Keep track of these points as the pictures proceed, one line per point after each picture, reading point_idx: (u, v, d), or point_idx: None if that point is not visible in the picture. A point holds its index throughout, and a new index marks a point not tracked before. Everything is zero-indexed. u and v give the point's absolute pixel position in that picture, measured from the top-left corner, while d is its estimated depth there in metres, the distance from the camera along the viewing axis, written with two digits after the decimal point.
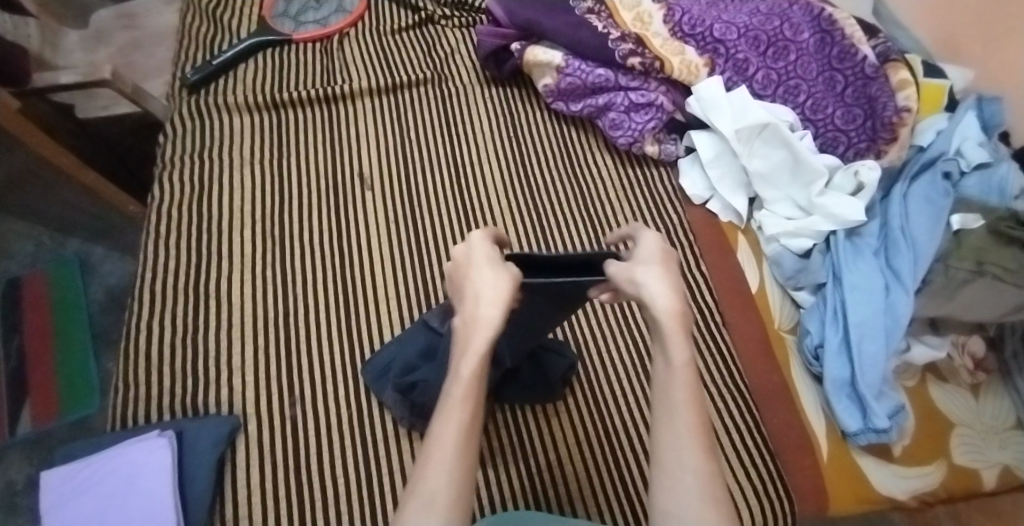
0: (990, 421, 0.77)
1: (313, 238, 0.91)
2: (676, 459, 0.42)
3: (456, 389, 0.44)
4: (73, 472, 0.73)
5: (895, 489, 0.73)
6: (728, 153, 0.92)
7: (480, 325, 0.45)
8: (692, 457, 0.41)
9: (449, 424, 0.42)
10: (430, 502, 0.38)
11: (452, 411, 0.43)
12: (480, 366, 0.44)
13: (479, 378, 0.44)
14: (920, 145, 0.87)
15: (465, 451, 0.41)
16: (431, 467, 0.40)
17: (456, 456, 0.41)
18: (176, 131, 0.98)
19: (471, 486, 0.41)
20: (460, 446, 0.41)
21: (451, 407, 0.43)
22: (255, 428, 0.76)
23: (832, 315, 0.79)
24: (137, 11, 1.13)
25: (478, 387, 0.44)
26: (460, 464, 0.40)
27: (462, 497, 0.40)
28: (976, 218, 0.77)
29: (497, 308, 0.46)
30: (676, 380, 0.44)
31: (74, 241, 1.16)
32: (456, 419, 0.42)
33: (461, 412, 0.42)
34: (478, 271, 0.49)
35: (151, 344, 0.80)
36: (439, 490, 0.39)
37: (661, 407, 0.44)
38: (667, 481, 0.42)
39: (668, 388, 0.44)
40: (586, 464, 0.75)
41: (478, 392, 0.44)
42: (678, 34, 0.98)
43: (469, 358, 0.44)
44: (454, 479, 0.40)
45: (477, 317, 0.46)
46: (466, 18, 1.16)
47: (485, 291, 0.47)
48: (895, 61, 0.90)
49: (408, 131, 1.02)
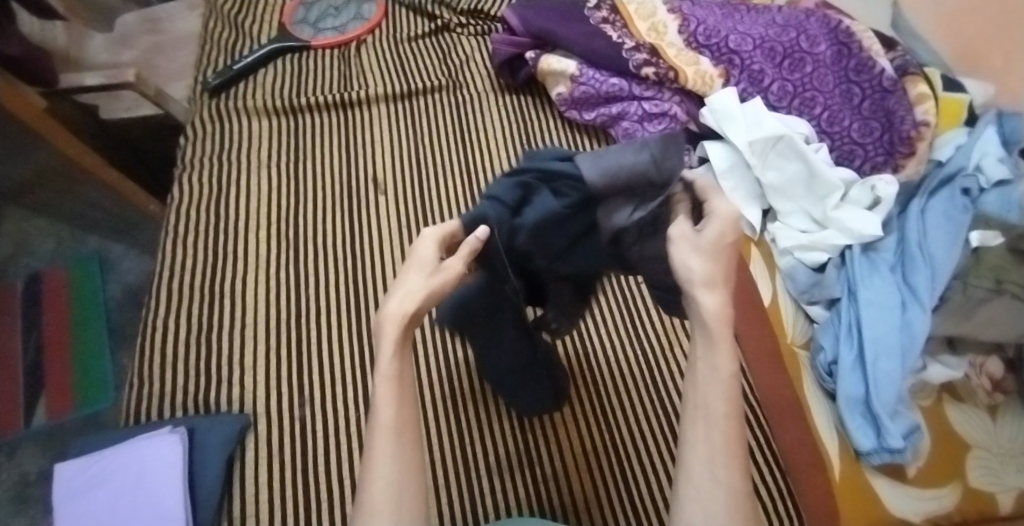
0: (1008, 443, 0.75)
1: (325, 240, 0.92)
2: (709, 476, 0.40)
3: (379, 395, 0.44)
4: (86, 464, 0.75)
5: (909, 511, 0.71)
6: (741, 164, 0.90)
7: (386, 324, 0.45)
8: (723, 469, 0.40)
9: (381, 425, 0.43)
10: (372, 501, 0.41)
11: (379, 413, 0.44)
12: (399, 368, 0.45)
13: (399, 377, 0.45)
14: (939, 160, 0.84)
15: (401, 445, 0.43)
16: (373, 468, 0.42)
17: (393, 457, 0.42)
18: (196, 133, 1.00)
19: (414, 475, 0.42)
20: (394, 441, 0.42)
21: (378, 409, 0.43)
22: (263, 427, 0.77)
23: (846, 331, 0.78)
24: (161, 16, 1.16)
25: (406, 383, 0.45)
26: (398, 461, 0.42)
27: (407, 492, 0.41)
28: (995, 235, 0.75)
29: (411, 302, 0.46)
30: (716, 389, 0.42)
31: (93, 239, 1.18)
32: (385, 419, 0.43)
33: (387, 414, 0.43)
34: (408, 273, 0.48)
35: (163, 343, 0.82)
36: (380, 489, 0.41)
37: (699, 413, 0.42)
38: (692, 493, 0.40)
39: (707, 393, 0.42)
40: (591, 475, 0.74)
41: (402, 387, 0.44)
42: (693, 45, 0.97)
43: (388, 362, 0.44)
44: (391, 478, 0.41)
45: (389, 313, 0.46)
46: (482, 26, 1.15)
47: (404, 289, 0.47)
48: (913, 74, 0.88)
49: (422, 136, 1.03)
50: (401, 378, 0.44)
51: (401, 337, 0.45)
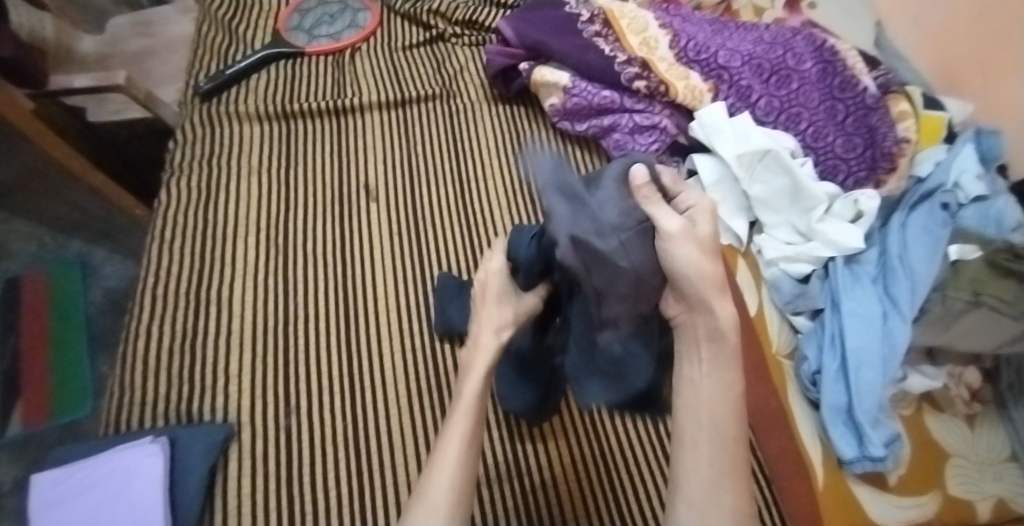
0: (984, 452, 0.77)
1: (316, 248, 0.92)
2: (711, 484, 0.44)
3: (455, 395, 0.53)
4: (62, 475, 0.73)
5: (889, 518, 0.72)
6: (728, 178, 0.93)
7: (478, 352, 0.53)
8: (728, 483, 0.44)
9: (453, 439, 0.50)
10: (433, 505, 0.47)
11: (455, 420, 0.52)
12: (482, 386, 0.52)
13: (479, 397, 0.52)
14: (919, 176, 0.87)
15: (464, 453, 0.50)
16: (437, 469, 0.49)
17: (459, 463, 0.49)
18: (186, 137, 0.99)
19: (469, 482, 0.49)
20: (462, 449, 0.50)
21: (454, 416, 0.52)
22: (248, 437, 0.76)
23: (830, 341, 0.80)
24: (153, 19, 1.16)
25: (478, 404, 0.52)
26: (459, 469, 0.49)
27: (460, 495, 0.48)
28: (973, 249, 0.78)
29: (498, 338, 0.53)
30: (723, 405, 0.45)
31: (76, 243, 1.16)
32: (458, 434, 0.50)
33: (461, 424, 0.51)
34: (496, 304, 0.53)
35: (148, 350, 0.80)
36: (440, 495, 0.47)
37: (706, 426, 0.45)
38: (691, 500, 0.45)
39: (714, 411, 0.45)
40: (580, 485, 0.75)
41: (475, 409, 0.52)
42: (684, 59, 0.99)
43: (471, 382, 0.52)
44: (451, 486, 0.48)
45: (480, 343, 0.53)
46: (476, 36, 1.17)
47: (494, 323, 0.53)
48: (895, 92, 0.92)
49: (415, 145, 1.04)
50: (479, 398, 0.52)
51: (485, 364, 0.53)
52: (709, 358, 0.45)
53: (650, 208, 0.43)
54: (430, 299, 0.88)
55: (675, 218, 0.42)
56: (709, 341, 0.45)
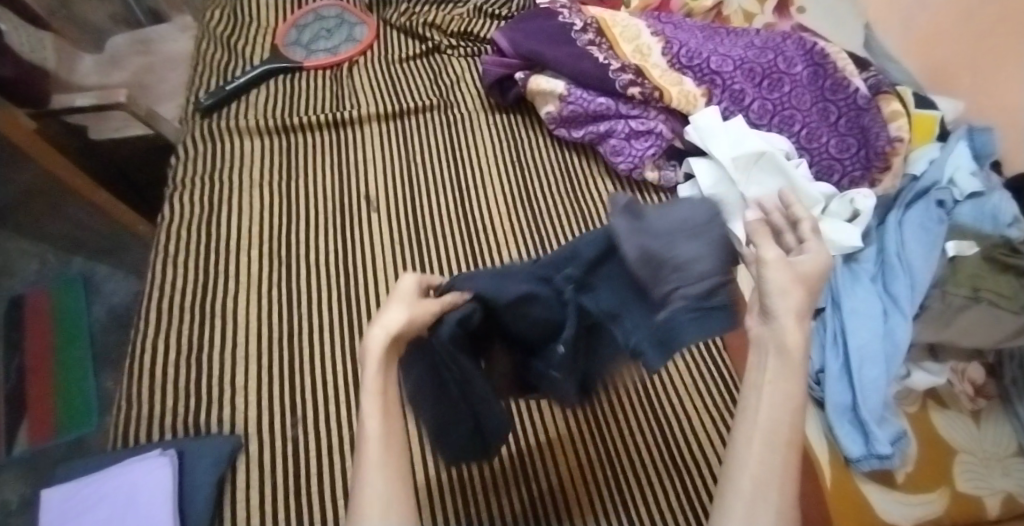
0: (991, 448, 0.77)
1: (318, 259, 0.92)
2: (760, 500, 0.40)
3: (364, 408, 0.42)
4: (72, 490, 0.73)
5: (901, 517, 0.72)
6: (725, 181, 0.91)
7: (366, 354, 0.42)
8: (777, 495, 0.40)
9: (370, 440, 0.41)
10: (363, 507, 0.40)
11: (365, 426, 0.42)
12: (385, 383, 0.42)
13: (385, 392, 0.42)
14: (914, 174, 0.88)
15: (388, 454, 0.41)
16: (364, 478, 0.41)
17: (378, 469, 0.41)
18: (187, 153, 1.00)
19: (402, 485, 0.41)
20: (383, 454, 0.41)
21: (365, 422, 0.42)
22: (254, 448, 0.75)
23: (832, 340, 0.80)
24: (153, 38, 1.17)
25: (388, 398, 0.42)
26: (384, 472, 0.41)
27: (399, 498, 0.40)
28: (970, 244, 0.79)
29: (385, 333, 0.42)
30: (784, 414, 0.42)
31: (79, 259, 1.16)
32: (373, 434, 0.41)
33: (372, 430, 0.42)
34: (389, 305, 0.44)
35: (153, 364, 0.80)
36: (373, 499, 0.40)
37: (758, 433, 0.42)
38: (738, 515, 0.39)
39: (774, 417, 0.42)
40: (590, 490, 0.72)
41: (387, 404, 0.42)
42: (676, 65, 1.01)
43: (371, 379, 0.42)
44: (381, 493, 0.40)
45: (366, 340, 0.42)
46: (472, 48, 1.18)
47: (382, 322, 0.43)
48: (886, 93, 0.93)
49: (414, 155, 1.05)
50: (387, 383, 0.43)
51: (384, 364, 0.42)
52: (775, 369, 0.43)
53: (757, 238, 0.46)
54: None
55: (774, 249, 0.45)
56: (775, 351, 0.43)
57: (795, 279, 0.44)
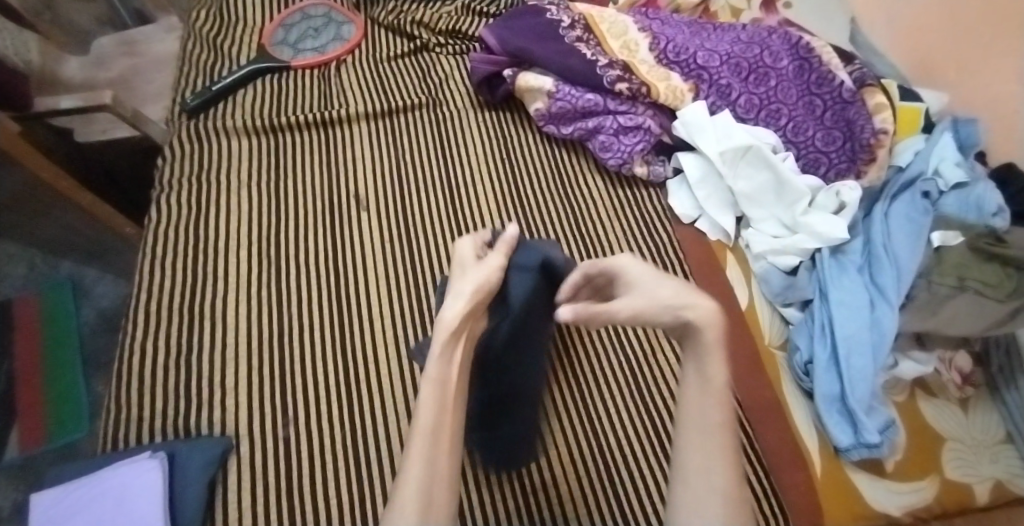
0: (979, 435, 0.78)
1: (308, 259, 0.92)
2: (706, 474, 0.47)
3: (422, 396, 0.49)
4: (62, 493, 0.72)
5: (889, 504, 0.73)
6: (713, 175, 0.94)
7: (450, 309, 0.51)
8: (717, 472, 0.47)
9: (421, 433, 0.47)
10: (402, 502, 0.44)
11: (420, 415, 0.48)
12: (442, 373, 0.49)
13: (442, 382, 0.49)
14: (899, 166, 0.90)
15: (436, 448, 0.47)
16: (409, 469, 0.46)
17: (425, 462, 0.46)
18: (175, 154, 1.00)
19: (442, 480, 0.47)
20: (431, 448, 0.47)
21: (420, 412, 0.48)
22: (246, 449, 0.75)
23: (820, 331, 0.81)
24: (138, 38, 1.16)
25: (442, 390, 0.49)
26: (429, 466, 0.46)
27: (437, 491, 0.46)
28: (955, 235, 0.80)
29: (455, 311, 0.51)
30: (710, 398, 0.49)
31: (67, 263, 1.16)
32: (425, 426, 0.47)
33: (425, 419, 0.48)
34: (461, 271, 0.56)
35: (143, 366, 0.80)
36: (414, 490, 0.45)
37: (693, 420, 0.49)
38: (689, 493, 0.48)
39: (703, 405, 0.49)
40: (582, 484, 0.74)
41: (446, 397, 0.49)
42: (664, 61, 1.01)
43: (434, 365, 0.49)
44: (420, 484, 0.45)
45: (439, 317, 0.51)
46: (460, 46, 1.18)
47: (453, 293, 0.53)
48: (871, 86, 0.92)
49: (403, 153, 1.05)
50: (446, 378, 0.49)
51: (450, 339, 0.50)
52: (695, 359, 0.51)
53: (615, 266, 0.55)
54: (425, 305, 0.88)
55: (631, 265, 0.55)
56: (692, 345, 0.51)
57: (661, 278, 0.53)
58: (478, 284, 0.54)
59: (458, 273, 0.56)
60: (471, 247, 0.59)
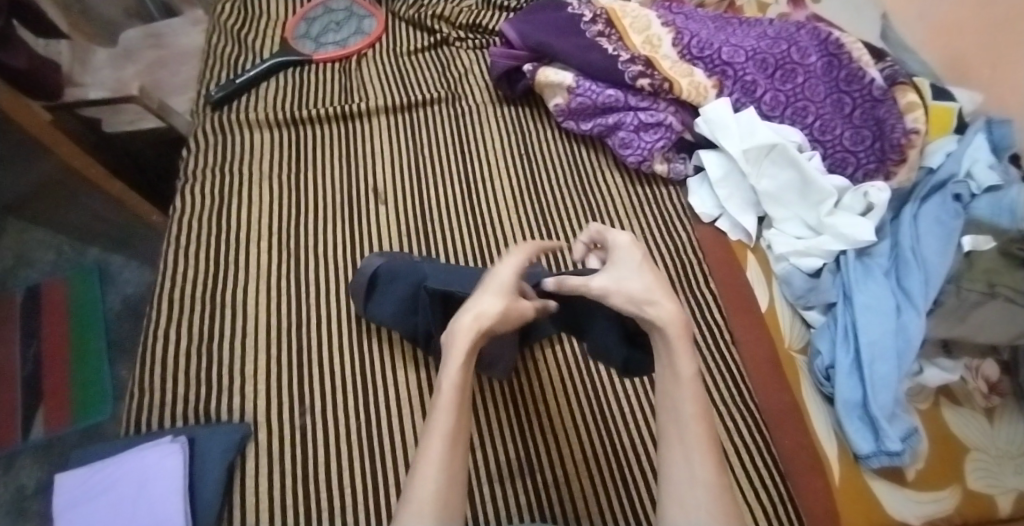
0: (1005, 445, 0.75)
1: (326, 251, 0.93)
2: (686, 476, 0.45)
3: (443, 403, 0.49)
4: (86, 475, 0.74)
5: (910, 514, 0.71)
6: (735, 173, 0.93)
7: (459, 336, 0.51)
8: (700, 466, 0.45)
9: (437, 436, 0.47)
10: (417, 507, 0.44)
11: (438, 421, 0.48)
12: (462, 381, 0.50)
13: (460, 390, 0.49)
14: (931, 167, 0.87)
15: (452, 454, 0.47)
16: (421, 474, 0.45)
17: (443, 467, 0.46)
18: (199, 145, 1.01)
19: (457, 485, 0.46)
20: (448, 451, 0.47)
21: (438, 417, 0.48)
22: (264, 436, 0.77)
23: (843, 335, 0.79)
24: (164, 31, 1.18)
25: (461, 399, 0.49)
26: (447, 471, 0.46)
27: (450, 500, 0.45)
28: (987, 240, 0.77)
29: (471, 318, 0.52)
30: (682, 390, 0.48)
31: (94, 250, 1.19)
32: (441, 431, 0.47)
33: (442, 424, 0.48)
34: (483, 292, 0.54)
35: (163, 353, 0.82)
36: (428, 493, 0.44)
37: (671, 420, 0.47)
38: (675, 497, 0.45)
39: (676, 399, 0.48)
40: (592, 481, 0.74)
41: (455, 400, 0.49)
42: (687, 56, 1.00)
43: (452, 373, 0.50)
44: (439, 486, 0.45)
45: (456, 328, 0.52)
46: (481, 40, 1.18)
47: (478, 311, 0.53)
48: (902, 84, 0.90)
49: (422, 147, 1.05)
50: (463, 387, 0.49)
51: (468, 352, 0.51)
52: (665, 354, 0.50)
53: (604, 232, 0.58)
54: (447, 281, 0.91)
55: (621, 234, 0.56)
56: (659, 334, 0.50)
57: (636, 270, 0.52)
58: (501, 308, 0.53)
59: (482, 294, 0.54)
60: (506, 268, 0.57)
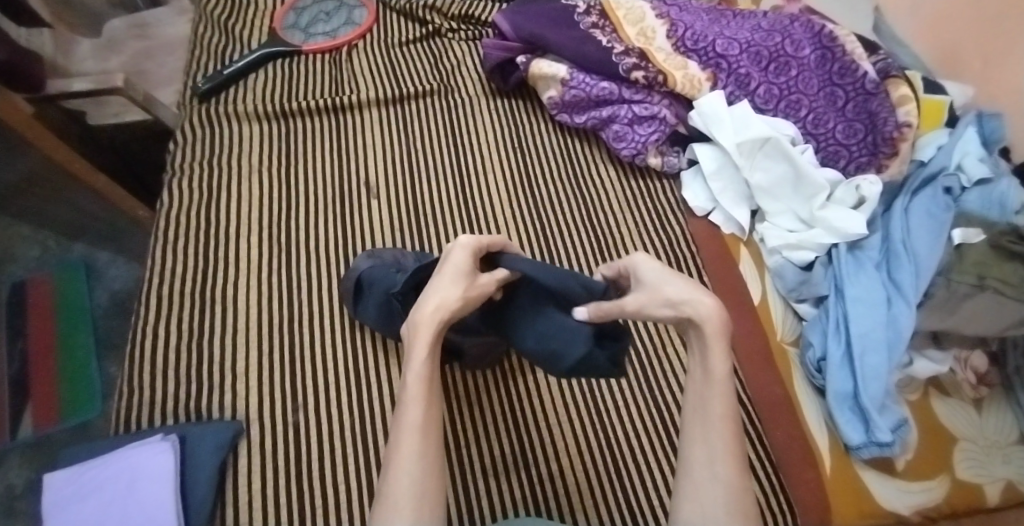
0: (993, 435, 0.77)
1: (318, 246, 0.92)
2: (710, 474, 0.47)
3: (409, 395, 0.51)
4: (75, 474, 0.73)
5: (899, 503, 0.72)
6: (729, 166, 0.93)
7: (422, 327, 0.52)
8: (722, 467, 0.47)
9: (406, 427, 0.49)
10: (395, 502, 0.46)
11: (408, 414, 0.50)
12: (428, 371, 0.52)
13: (428, 380, 0.51)
14: (921, 160, 0.87)
15: (425, 446, 0.48)
16: (395, 470, 0.47)
17: (416, 458, 0.48)
18: (186, 138, 0.99)
19: (434, 476, 0.48)
20: (421, 444, 0.48)
21: (407, 411, 0.50)
22: (258, 433, 0.76)
23: (835, 327, 0.79)
24: (149, 21, 1.16)
25: (429, 388, 0.51)
26: (422, 462, 0.48)
27: (428, 490, 0.47)
28: (977, 232, 0.78)
29: (432, 308, 0.53)
30: (713, 390, 0.49)
31: (79, 246, 1.17)
32: (412, 422, 0.49)
33: (414, 417, 0.50)
34: (439, 278, 0.55)
35: (154, 350, 0.80)
36: (403, 487, 0.46)
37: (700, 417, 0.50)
38: (696, 491, 0.47)
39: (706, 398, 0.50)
40: (588, 474, 0.75)
41: (422, 392, 0.51)
42: (681, 49, 0.99)
43: (417, 365, 0.51)
44: (414, 479, 0.47)
45: (417, 320, 0.53)
46: (473, 31, 1.17)
47: (434, 298, 0.53)
48: (895, 77, 0.91)
49: (414, 140, 1.04)
50: (429, 378, 0.51)
51: (432, 341, 0.52)
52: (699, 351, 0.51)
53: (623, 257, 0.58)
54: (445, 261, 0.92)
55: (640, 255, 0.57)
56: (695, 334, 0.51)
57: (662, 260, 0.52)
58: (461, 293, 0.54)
59: (436, 282, 0.55)
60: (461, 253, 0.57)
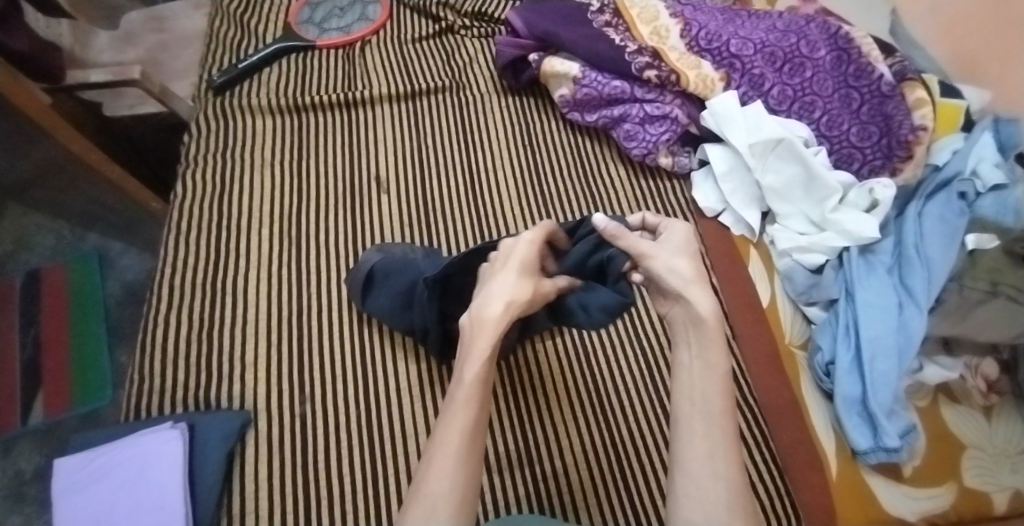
0: (1003, 444, 0.75)
1: (328, 240, 0.93)
2: (709, 470, 0.41)
3: (457, 395, 0.47)
4: (85, 460, 0.75)
5: (906, 510, 0.71)
6: (741, 167, 0.92)
7: (489, 325, 0.50)
8: (722, 461, 0.42)
9: (452, 427, 0.45)
10: (430, 505, 0.41)
11: (455, 417, 0.46)
12: (484, 375, 0.48)
13: (482, 383, 0.48)
14: (936, 164, 0.86)
15: (468, 452, 0.44)
16: (435, 472, 0.42)
17: (457, 462, 0.43)
18: (200, 131, 1.00)
19: (474, 484, 0.43)
20: (464, 448, 0.44)
21: (456, 412, 0.46)
22: (264, 423, 0.77)
23: (844, 332, 0.79)
24: (166, 14, 1.17)
25: (483, 394, 0.47)
26: (463, 467, 0.43)
27: (466, 497, 0.42)
28: (990, 238, 0.76)
29: (500, 306, 0.50)
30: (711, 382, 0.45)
31: (93, 236, 1.19)
32: (460, 423, 0.45)
33: (462, 421, 0.45)
34: (499, 274, 0.54)
35: (165, 340, 0.82)
36: (441, 492, 0.41)
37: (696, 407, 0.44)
38: (692, 486, 0.41)
39: (704, 390, 0.45)
40: (590, 472, 0.75)
41: (471, 395, 0.47)
42: (695, 48, 0.99)
43: (474, 365, 0.48)
44: (453, 481, 0.42)
45: (482, 315, 0.50)
46: (486, 28, 1.16)
47: (494, 294, 0.52)
48: (911, 80, 0.89)
49: (425, 136, 1.04)
50: (485, 383, 0.48)
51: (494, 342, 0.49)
52: (697, 344, 0.48)
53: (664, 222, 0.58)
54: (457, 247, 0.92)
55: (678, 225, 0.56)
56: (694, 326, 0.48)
57: (677, 255, 0.52)
58: (512, 295, 0.51)
59: (496, 276, 0.53)
60: (529, 246, 0.56)
